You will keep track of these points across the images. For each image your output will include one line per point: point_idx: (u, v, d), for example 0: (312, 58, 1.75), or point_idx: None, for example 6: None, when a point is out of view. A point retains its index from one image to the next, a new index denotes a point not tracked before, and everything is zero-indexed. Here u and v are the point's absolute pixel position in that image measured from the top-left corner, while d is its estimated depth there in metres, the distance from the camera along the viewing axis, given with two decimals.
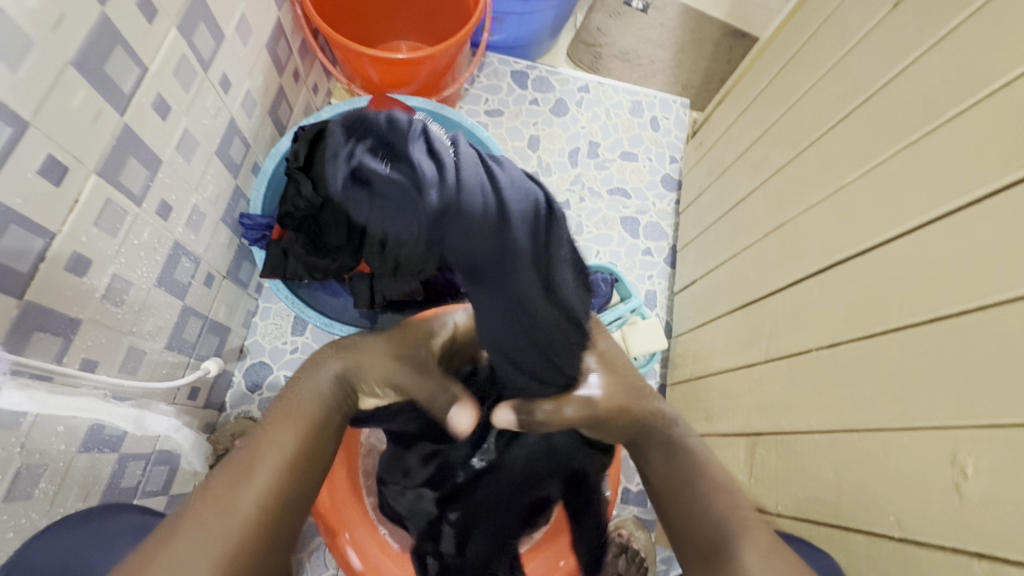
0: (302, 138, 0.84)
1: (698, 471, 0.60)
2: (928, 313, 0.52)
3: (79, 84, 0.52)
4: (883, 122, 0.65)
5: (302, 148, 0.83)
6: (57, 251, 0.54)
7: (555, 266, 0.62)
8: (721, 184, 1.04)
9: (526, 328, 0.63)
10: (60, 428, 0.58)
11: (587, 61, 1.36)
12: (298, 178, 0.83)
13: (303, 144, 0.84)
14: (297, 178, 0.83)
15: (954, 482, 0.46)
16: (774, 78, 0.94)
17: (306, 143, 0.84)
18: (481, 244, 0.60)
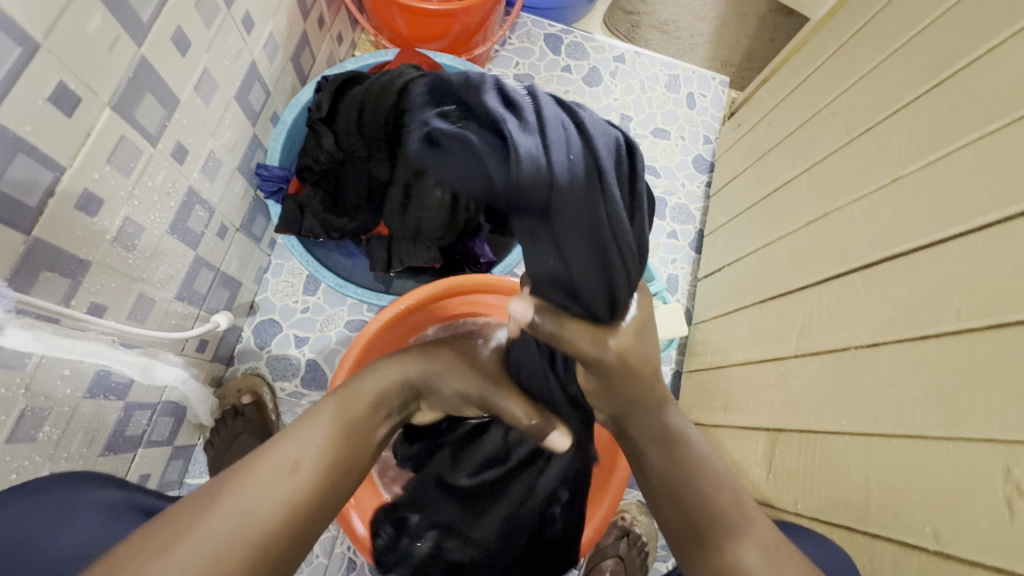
0: (325, 89, 0.80)
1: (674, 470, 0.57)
2: (993, 317, 0.48)
3: (96, 7, 0.48)
4: (952, 110, 0.60)
5: (325, 100, 0.80)
6: (67, 187, 0.51)
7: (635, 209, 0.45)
8: (759, 169, 0.99)
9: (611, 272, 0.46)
10: (66, 371, 0.56)
11: (623, 30, 1.29)
12: (319, 131, 0.80)
13: (326, 97, 0.80)
14: (318, 130, 0.80)
15: (1007, 498, 0.43)
16: (828, 58, 0.88)
17: (329, 94, 0.80)
18: (570, 209, 0.41)
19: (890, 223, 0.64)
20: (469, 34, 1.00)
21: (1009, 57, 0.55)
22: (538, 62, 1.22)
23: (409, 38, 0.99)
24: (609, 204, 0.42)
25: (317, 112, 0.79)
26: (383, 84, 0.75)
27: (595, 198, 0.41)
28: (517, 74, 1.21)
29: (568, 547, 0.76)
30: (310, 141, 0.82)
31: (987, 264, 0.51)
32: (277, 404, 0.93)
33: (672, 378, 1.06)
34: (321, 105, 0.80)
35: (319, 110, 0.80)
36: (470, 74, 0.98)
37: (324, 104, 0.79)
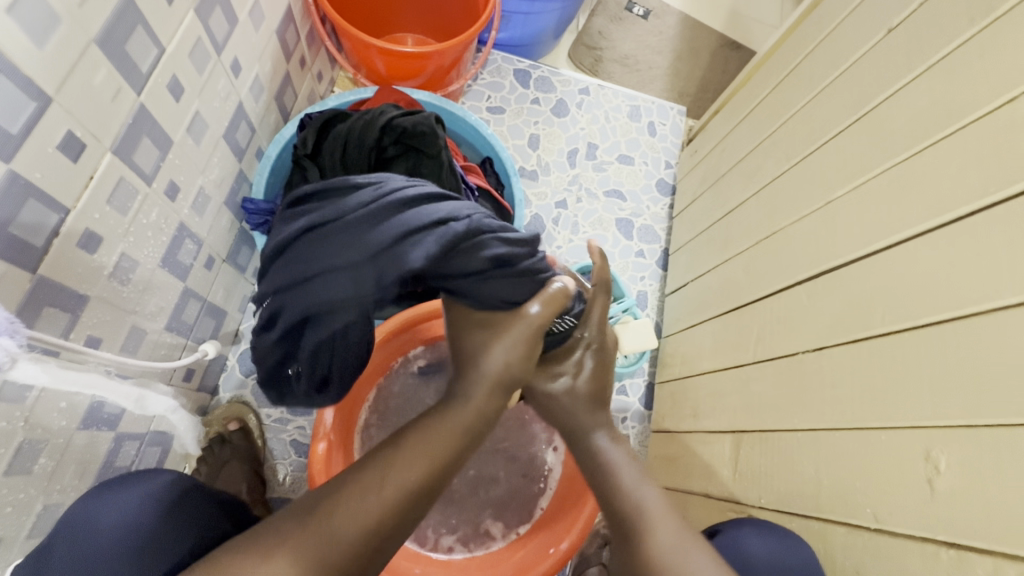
0: (280, 272, 0.51)
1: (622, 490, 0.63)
2: (910, 320, 0.56)
3: (101, 62, 0.53)
4: (872, 141, 0.69)
5: (310, 300, 0.49)
6: (70, 227, 0.54)
7: (458, 255, 0.52)
8: (715, 191, 1.08)
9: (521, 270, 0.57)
10: (62, 404, 0.58)
11: (587, 64, 1.39)
12: (304, 338, 0.54)
13: (285, 295, 0.51)
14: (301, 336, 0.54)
15: (927, 477, 0.50)
16: (769, 92, 0.98)
17: (285, 278, 0.51)
18: (483, 245, 0.53)
19: (827, 240, 0.71)
20: (444, 72, 1.07)
21: (914, 96, 0.64)
22: (509, 95, 1.30)
23: (387, 76, 1.05)
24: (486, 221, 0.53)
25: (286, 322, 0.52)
26: (366, 121, 0.82)
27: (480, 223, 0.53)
28: (489, 106, 1.28)
29: (553, 554, 0.79)
30: (285, 345, 0.56)
31: (901, 278, 0.58)
32: (263, 431, 0.96)
33: (646, 390, 1.12)
34: (277, 299, 0.52)
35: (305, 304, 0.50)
36: (445, 108, 1.05)
37: (312, 291, 0.49)
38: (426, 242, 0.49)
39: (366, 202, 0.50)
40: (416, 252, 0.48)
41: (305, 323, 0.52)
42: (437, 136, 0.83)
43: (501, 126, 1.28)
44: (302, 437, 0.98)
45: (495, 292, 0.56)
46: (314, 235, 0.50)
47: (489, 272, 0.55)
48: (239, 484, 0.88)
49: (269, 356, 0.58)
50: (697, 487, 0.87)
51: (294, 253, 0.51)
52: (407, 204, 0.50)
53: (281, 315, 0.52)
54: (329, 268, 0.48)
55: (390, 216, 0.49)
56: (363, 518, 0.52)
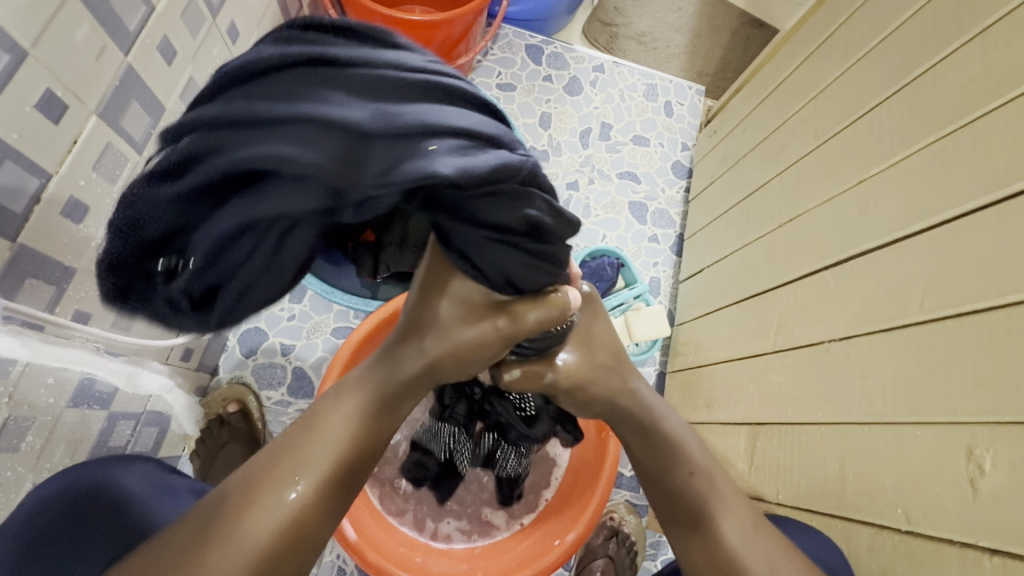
0: (236, 120, 0.36)
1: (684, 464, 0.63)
2: (951, 308, 0.51)
3: (83, 16, 0.49)
4: (911, 115, 0.63)
5: (259, 159, 0.36)
6: (53, 194, 0.51)
7: (474, 197, 0.41)
8: (735, 173, 1.03)
9: (542, 252, 0.49)
10: (50, 380, 0.56)
11: (602, 40, 1.33)
12: (218, 225, 0.40)
13: (221, 134, 0.37)
14: (218, 215, 0.39)
15: (969, 477, 0.46)
16: (796, 68, 0.92)
17: (246, 126, 0.36)
18: (517, 199, 0.43)
19: (859, 221, 0.67)
20: (452, 44, 1.02)
21: (959, 65, 0.59)
22: (520, 72, 1.25)
23: None
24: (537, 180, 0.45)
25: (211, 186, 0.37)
26: None
27: (528, 176, 0.43)
28: (499, 83, 1.23)
29: (558, 546, 0.76)
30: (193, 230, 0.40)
31: (941, 262, 0.54)
32: (263, 413, 0.94)
33: (657, 380, 1.08)
34: (212, 149, 0.37)
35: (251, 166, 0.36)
36: None
37: (276, 151, 0.35)
38: (457, 153, 0.38)
39: (395, 84, 0.38)
40: (439, 158, 0.38)
41: (235, 204, 0.38)
42: None
43: (512, 104, 1.23)
44: None
45: (496, 259, 0.48)
46: (308, 95, 0.36)
47: (511, 234, 0.46)
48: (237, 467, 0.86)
49: (162, 242, 0.42)
50: None
51: (267, 101, 0.36)
52: (447, 111, 0.39)
53: (199, 160, 0.37)
54: (311, 142, 0.35)
55: (425, 111, 0.38)
56: (273, 521, 0.51)
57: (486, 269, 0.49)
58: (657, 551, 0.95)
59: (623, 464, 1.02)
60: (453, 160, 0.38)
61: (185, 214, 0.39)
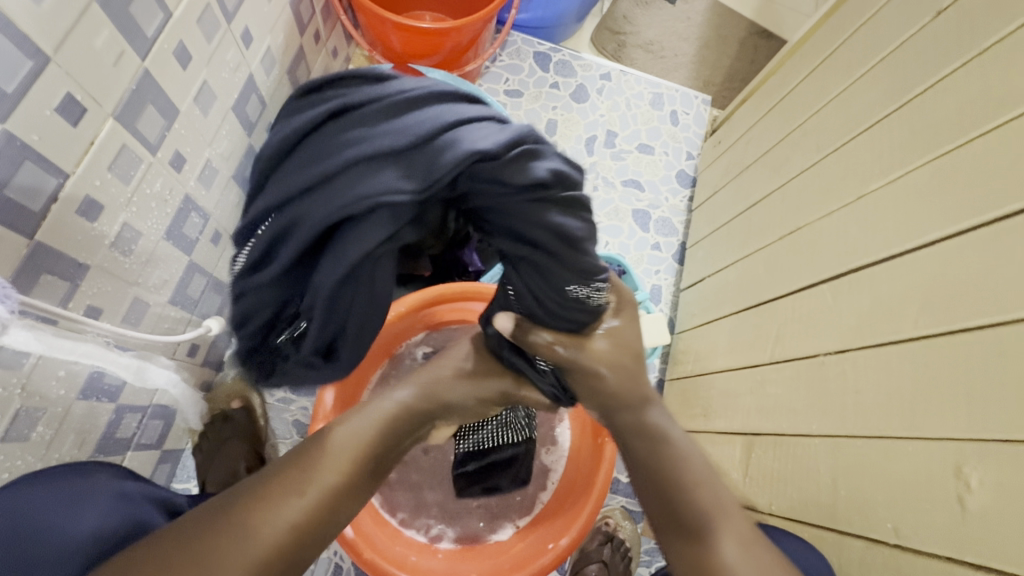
0: (312, 145, 0.46)
1: (692, 473, 0.59)
2: (945, 325, 0.52)
3: (104, 23, 0.51)
4: (913, 132, 0.64)
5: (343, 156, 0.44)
6: (70, 193, 0.52)
7: (511, 179, 0.44)
8: (738, 184, 1.04)
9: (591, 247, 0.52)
10: (61, 372, 0.58)
11: (610, 48, 1.34)
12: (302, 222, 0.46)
13: (296, 206, 0.46)
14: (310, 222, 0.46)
15: (958, 493, 0.46)
16: (801, 81, 0.93)
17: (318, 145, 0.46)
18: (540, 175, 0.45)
19: (858, 236, 0.67)
20: (461, 51, 1.04)
21: (961, 85, 0.59)
22: (528, 78, 1.26)
23: (402, 54, 1.02)
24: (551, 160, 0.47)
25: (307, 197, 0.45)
26: None
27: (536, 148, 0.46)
28: (507, 89, 1.25)
29: (551, 550, 0.77)
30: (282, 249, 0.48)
31: (937, 280, 0.54)
32: (266, 409, 0.95)
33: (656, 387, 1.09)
34: (298, 166, 0.46)
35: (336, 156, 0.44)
36: None
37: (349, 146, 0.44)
38: (485, 132, 0.44)
39: (396, 90, 0.46)
40: (483, 145, 0.43)
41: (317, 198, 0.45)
42: None
43: (519, 110, 1.24)
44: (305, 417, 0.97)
45: (546, 283, 0.55)
46: (340, 148, 0.45)
47: (555, 247, 0.49)
48: (237, 461, 0.87)
49: (258, 287, 0.51)
50: None
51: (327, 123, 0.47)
52: (450, 104, 0.46)
53: (288, 227, 0.47)
54: (355, 141, 0.45)
55: (433, 109, 0.46)
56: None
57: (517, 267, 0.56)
58: (651, 557, 0.96)
59: (620, 470, 1.03)
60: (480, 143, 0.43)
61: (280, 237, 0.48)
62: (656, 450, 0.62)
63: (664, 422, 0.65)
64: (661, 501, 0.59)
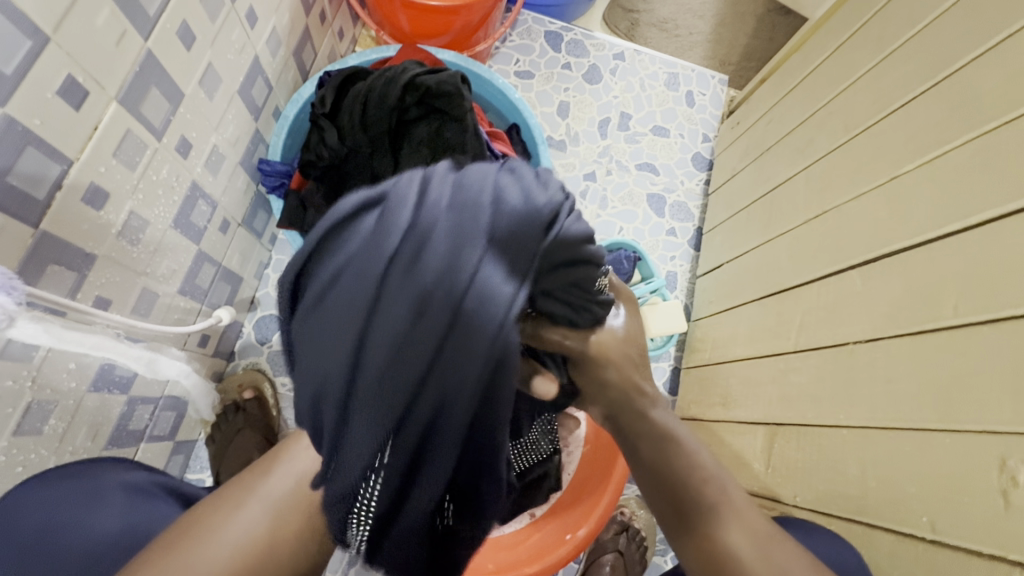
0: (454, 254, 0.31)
1: (700, 470, 0.58)
2: (988, 312, 0.49)
3: (104, 1, 0.49)
4: (952, 109, 0.61)
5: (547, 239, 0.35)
6: (74, 180, 0.51)
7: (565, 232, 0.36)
8: (758, 167, 1.00)
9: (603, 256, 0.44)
10: (71, 365, 0.56)
11: (623, 27, 1.30)
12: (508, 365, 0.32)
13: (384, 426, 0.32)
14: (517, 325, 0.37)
15: (1000, 488, 0.45)
16: (827, 58, 0.89)
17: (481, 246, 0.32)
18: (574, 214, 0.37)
19: (889, 219, 0.65)
20: (471, 30, 1.00)
21: (1002, 58, 0.56)
22: (539, 59, 1.22)
23: (411, 34, 0.99)
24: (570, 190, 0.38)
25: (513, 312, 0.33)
26: (387, 79, 0.77)
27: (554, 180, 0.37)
28: (517, 71, 1.21)
29: (569, 540, 0.76)
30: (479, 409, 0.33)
31: (979, 265, 0.52)
32: (278, 400, 0.94)
33: (671, 375, 1.07)
34: (476, 318, 0.30)
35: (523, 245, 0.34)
36: (471, 70, 0.99)
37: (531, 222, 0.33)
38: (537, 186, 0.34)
39: (425, 199, 0.32)
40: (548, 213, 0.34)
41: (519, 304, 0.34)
42: (463, 97, 0.77)
43: (530, 92, 1.21)
44: None
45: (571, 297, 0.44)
46: (407, 310, 0.30)
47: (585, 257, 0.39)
48: (251, 451, 0.87)
49: (369, 461, 0.33)
50: None
51: (470, 228, 0.31)
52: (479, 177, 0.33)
53: (391, 434, 0.32)
54: (413, 316, 0.30)
55: (484, 188, 0.33)
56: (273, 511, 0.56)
57: (556, 296, 0.38)
58: (667, 546, 0.96)
59: None
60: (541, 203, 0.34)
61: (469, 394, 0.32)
62: (661, 448, 0.59)
63: (673, 423, 0.60)
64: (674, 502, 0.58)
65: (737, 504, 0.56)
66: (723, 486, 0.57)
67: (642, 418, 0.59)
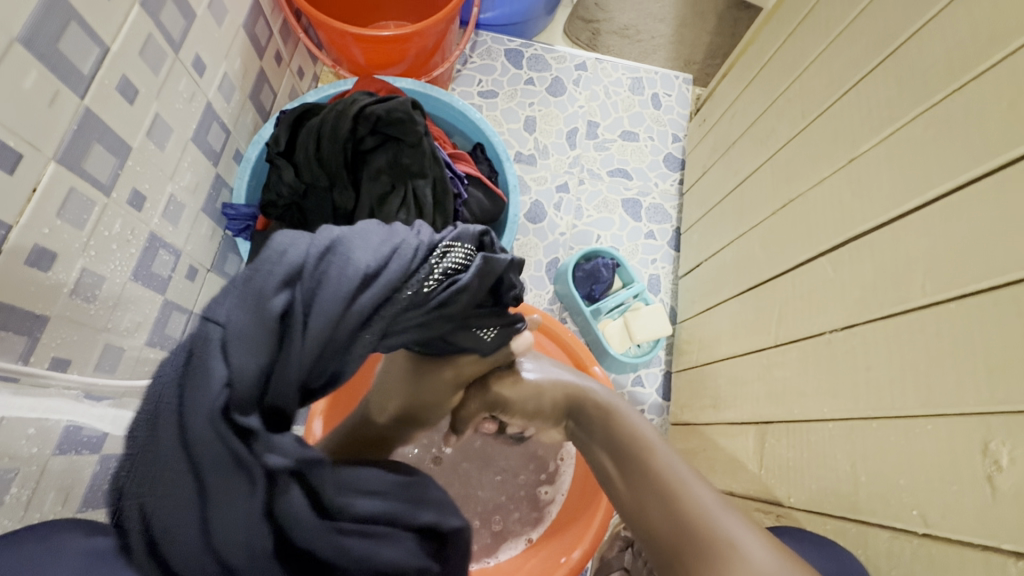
0: (166, 433, 0.39)
1: (639, 440, 0.62)
2: (956, 289, 0.48)
3: (31, 64, 0.49)
4: (901, 84, 0.59)
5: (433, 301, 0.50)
6: (15, 244, 0.50)
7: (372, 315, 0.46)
8: (726, 162, 0.99)
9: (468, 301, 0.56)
10: (31, 431, 0.55)
11: (585, 38, 1.31)
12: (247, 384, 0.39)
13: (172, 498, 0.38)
14: (309, 334, 0.43)
15: (986, 473, 0.42)
16: (781, 46, 0.88)
17: (179, 378, 0.40)
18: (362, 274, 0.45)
19: (851, 204, 0.63)
20: (427, 55, 1.01)
21: (943, 29, 0.55)
22: (501, 77, 1.23)
23: (367, 65, 1.00)
24: (396, 283, 0.47)
25: (235, 400, 0.39)
26: (338, 112, 0.77)
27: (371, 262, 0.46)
28: (480, 91, 1.22)
29: (564, 564, 0.73)
30: (252, 485, 0.38)
31: (942, 242, 0.50)
32: None
33: (663, 380, 1.05)
34: (210, 372, 0.39)
35: (264, 324, 0.41)
36: (430, 95, 0.99)
37: (264, 317, 0.41)
38: (335, 294, 0.44)
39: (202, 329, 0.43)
40: (326, 310, 0.43)
41: (246, 367, 0.40)
42: (415, 123, 0.78)
43: (495, 111, 1.21)
44: None
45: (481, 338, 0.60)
46: (197, 404, 0.38)
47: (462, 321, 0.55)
48: None
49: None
50: (721, 485, 0.79)
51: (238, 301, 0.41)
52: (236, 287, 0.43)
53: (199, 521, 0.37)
54: (187, 390, 0.39)
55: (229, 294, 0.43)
56: None
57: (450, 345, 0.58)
58: None
59: None
60: (328, 304, 0.43)
61: (241, 504, 0.37)
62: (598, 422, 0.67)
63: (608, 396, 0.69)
64: (641, 484, 0.59)
65: (650, 442, 0.62)
66: (647, 432, 0.64)
67: (579, 389, 0.69)
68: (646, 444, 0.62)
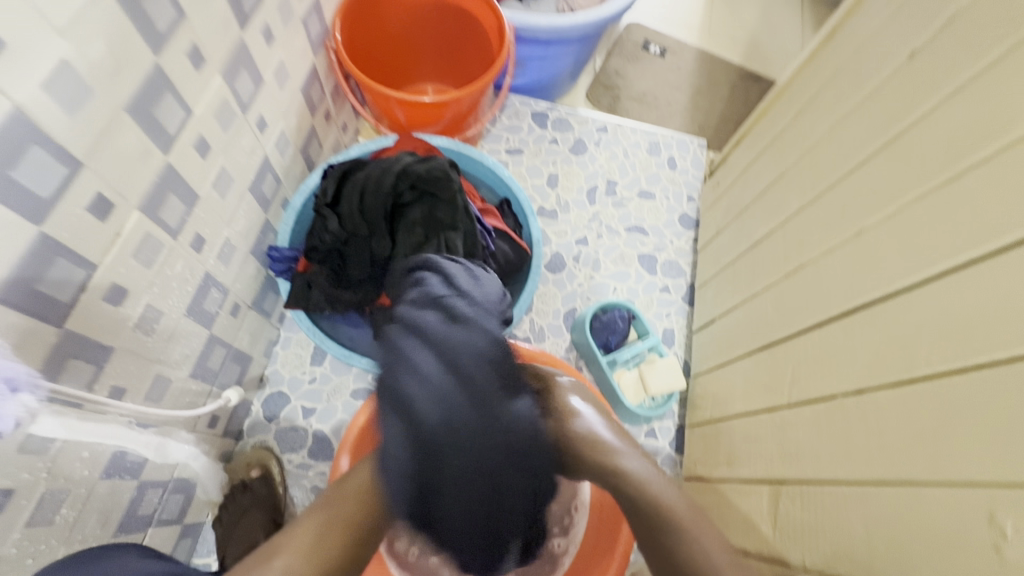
0: (410, 384, 0.48)
1: (676, 521, 0.62)
2: (961, 362, 0.51)
3: (130, 127, 0.56)
4: (903, 168, 0.65)
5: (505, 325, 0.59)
6: (97, 282, 0.56)
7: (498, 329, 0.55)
8: (740, 224, 1.05)
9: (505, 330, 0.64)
10: (85, 454, 0.59)
11: (605, 102, 1.41)
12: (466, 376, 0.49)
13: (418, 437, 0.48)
14: (467, 329, 0.51)
15: (995, 543, 0.44)
16: (791, 121, 0.95)
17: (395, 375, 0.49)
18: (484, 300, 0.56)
19: (859, 274, 0.67)
20: (461, 117, 1.09)
21: (941, 121, 0.61)
22: (527, 136, 1.32)
23: (406, 124, 1.09)
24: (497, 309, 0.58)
25: (445, 392, 0.47)
26: (382, 169, 0.84)
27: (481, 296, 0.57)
28: (508, 148, 1.30)
29: None
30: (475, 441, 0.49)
31: (948, 316, 0.54)
32: (285, 477, 0.96)
33: (676, 433, 1.07)
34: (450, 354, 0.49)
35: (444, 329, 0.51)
36: (463, 153, 1.07)
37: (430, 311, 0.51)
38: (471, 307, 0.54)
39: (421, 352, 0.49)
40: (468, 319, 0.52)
41: (431, 368, 0.48)
42: (451, 181, 0.85)
43: (520, 167, 1.29)
44: (323, 482, 0.97)
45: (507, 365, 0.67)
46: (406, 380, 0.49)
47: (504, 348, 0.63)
48: (255, 534, 0.87)
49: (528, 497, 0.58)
50: (734, 543, 0.80)
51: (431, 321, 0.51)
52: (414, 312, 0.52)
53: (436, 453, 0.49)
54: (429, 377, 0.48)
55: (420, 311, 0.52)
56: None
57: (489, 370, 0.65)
58: None
59: None
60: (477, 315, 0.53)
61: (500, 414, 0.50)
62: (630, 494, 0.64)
63: (640, 469, 0.65)
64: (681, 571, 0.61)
65: (683, 520, 0.63)
66: (676, 504, 0.64)
67: (611, 461, 0.65)
68: (678, 523, 0.62)
